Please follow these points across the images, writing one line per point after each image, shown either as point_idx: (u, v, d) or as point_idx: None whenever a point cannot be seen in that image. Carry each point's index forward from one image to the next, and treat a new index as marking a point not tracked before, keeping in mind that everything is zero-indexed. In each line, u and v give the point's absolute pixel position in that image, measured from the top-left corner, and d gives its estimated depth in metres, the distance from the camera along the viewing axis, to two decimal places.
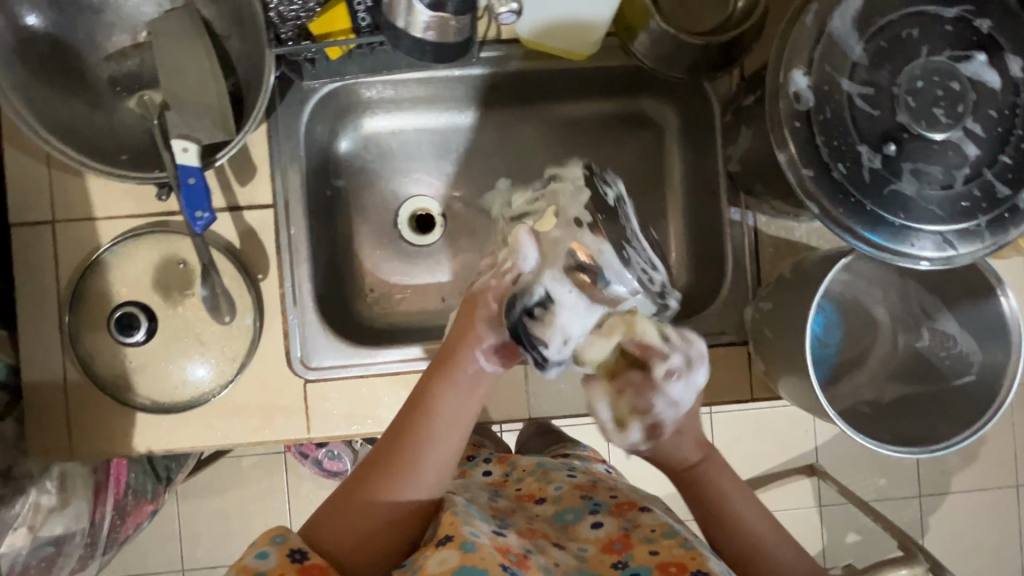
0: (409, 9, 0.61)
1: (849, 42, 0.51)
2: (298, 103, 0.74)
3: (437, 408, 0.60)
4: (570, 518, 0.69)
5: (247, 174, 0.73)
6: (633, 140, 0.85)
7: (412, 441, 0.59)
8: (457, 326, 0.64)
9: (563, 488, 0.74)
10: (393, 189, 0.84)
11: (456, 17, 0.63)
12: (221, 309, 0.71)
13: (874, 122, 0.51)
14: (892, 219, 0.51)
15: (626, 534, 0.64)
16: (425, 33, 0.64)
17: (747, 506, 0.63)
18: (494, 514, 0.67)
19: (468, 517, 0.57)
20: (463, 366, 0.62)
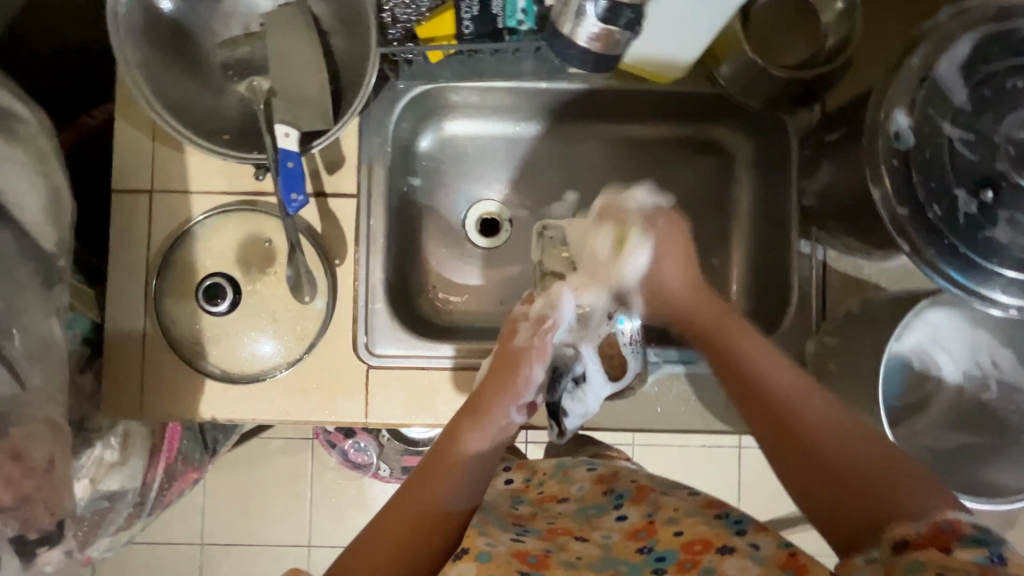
0: (578, 17, 0.59)
1: (953, 88, 0.53)
2: (391, 102, 0.77)
3: (467, 443, 0.66)
4: (593, 512, 0.69)
5: (336, 164, 0.76)
6: (703, 166, 0.87)
7: (445, 466, 0.64)
8: (494, 373, 0.70)
9: (585, 487, 0.73)
10: (464, 191, 0.87)
11: (623, 31, 0.60)
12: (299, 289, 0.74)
13: (971, 168, 0.52)
14: (983, 264, 0.51)
15: (650, 521, 0.64)
16: (590, 42, 0.61)
17: (777, 374, 0.63)
18: (513, 522, 0.67)
19: (485, 529, 0.61)
20: (494, 410, 0.68)
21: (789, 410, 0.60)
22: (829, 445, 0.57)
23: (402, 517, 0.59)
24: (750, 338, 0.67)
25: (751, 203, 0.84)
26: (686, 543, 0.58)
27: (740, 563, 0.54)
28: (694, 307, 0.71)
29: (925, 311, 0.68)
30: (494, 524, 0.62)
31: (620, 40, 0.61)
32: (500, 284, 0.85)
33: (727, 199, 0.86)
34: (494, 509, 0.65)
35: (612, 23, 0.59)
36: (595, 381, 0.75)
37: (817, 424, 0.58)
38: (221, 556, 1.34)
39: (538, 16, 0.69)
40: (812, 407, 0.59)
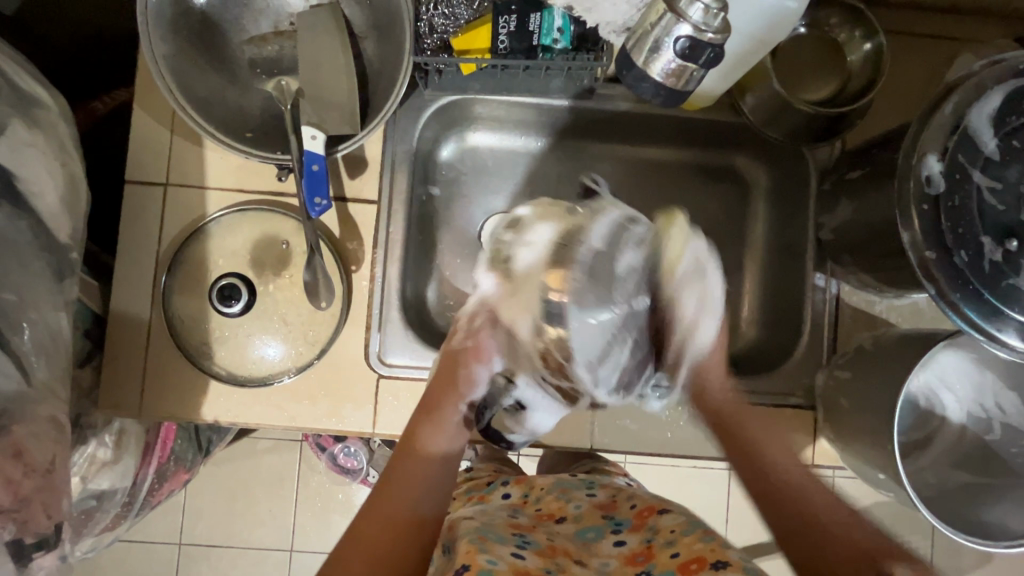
0: (656, 49, 0.58)
1: (983, 136, 0.54)
2: (416, 110, 0.77)
3: (427, 443, 0.66)
4: (591, 535, 0.67)
5: (358, 169, 0.75)
6: (720, 194, 0.87)
7: (405, 479, 0.63)
8: (437, 380, 0.71)
9: (583, 506, 0.72)
10: (480, 202, 0.86)
11: (700, 69, 0.59)
12: (312, 294, 0.72)
13: (998, 217, 0.53)
14: (1005, 311, 0.52)
15: (648, 546, 0.63)
16: (663, 76, 0.60)
17: (779, 457, 0.66)
18: (513, 532, 0.65)
19: (484, 545, 0.59)
20: (445, 409, 0.69)
21: (777, 476, 0.64)
22: (819, 512, 0.59)
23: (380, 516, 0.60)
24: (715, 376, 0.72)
25: (766, 232, 0.85)
26: (684, 566, 0.57)
27: None
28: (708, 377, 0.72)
29: (941, 352, 0.71)
30: (494, 539, 0.60)
31: (694, 76, 0.60)
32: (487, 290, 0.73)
33: (742, 226, 0.87)
34: (490, 530, 0.63)
35: (690, 60, 0.58)
36: (537, 409, 0.75)
37: (829, 510, 0.60)
38: (199, 558, 1.30)
39: (575, 36, 0.69)
40: (797, 476, 0.64)
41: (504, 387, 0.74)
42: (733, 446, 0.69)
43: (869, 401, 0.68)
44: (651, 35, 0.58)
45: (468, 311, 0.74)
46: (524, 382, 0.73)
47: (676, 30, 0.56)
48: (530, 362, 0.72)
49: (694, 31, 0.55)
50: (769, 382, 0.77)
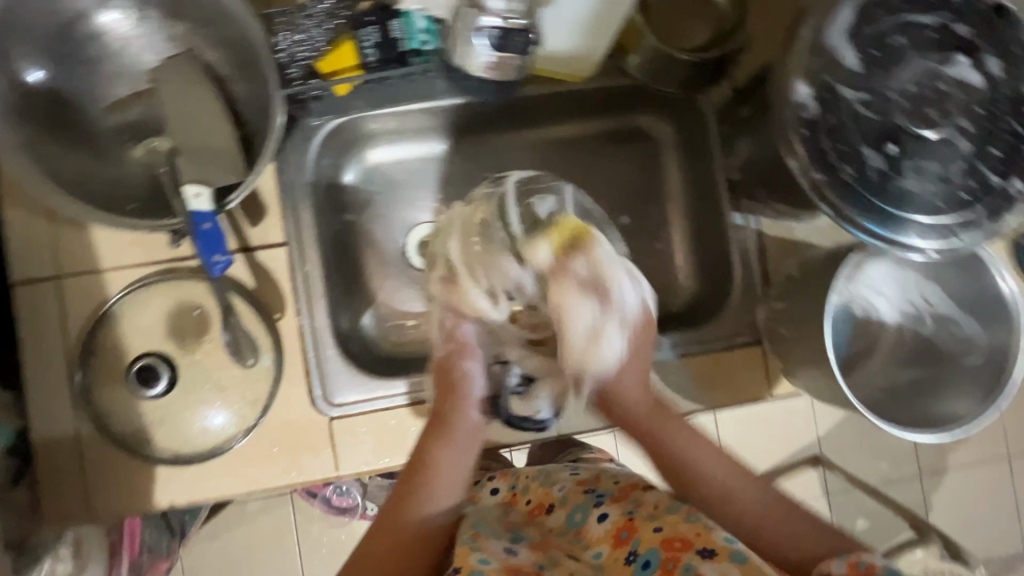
0: (471, 45, 0.62)
1: (842, 52, 0.55)
2: (303, 141, 0.74)
3: (434, 460, 0.66)
4: (579, 518, 0.66)
5: (258, 215, 0.72)
6: (633, 155, 0.88)
7: (412, 497, 0.64)
8: (443, 391, 0.70)
9: (568, 486, 0.70)
10: (397, 218, 0.85)
11: (518, 57, 0.63)
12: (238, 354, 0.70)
13: (873, 125, 0.55)
14: (898, 214, 0.54)
15: (631, 519, 0.62)
16: (486, 70, 0.64)
17: (709, 461, 0.66)
18: (508, 529, 0.65)
19: (476, 541, 0.59)
20: (454, 422, 0.68)
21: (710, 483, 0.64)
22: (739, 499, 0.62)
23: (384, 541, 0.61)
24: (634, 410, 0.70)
25: (682, 185, 0.86)
26: (666, 542, 0.57)
27: (720, 567, 0.53)
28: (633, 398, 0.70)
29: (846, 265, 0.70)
30: (487, 534, 0.61)
31: (516, 65, 0.65)
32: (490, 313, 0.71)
33: (659, 183, 0.87)
34: (481, 521, 0.64)
35: (504, 50, 0.63)
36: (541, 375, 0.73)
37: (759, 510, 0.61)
38: None
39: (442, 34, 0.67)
40: (721, 471, 0.65)
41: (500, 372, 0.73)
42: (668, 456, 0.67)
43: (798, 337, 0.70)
44: (465, 32, 0.61)
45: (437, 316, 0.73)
46: (518, 359, 0.73)
47: (490, 21, 0.61)
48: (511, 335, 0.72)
49: (501, 22, 0.61)
50: (715, 328, 0.78)
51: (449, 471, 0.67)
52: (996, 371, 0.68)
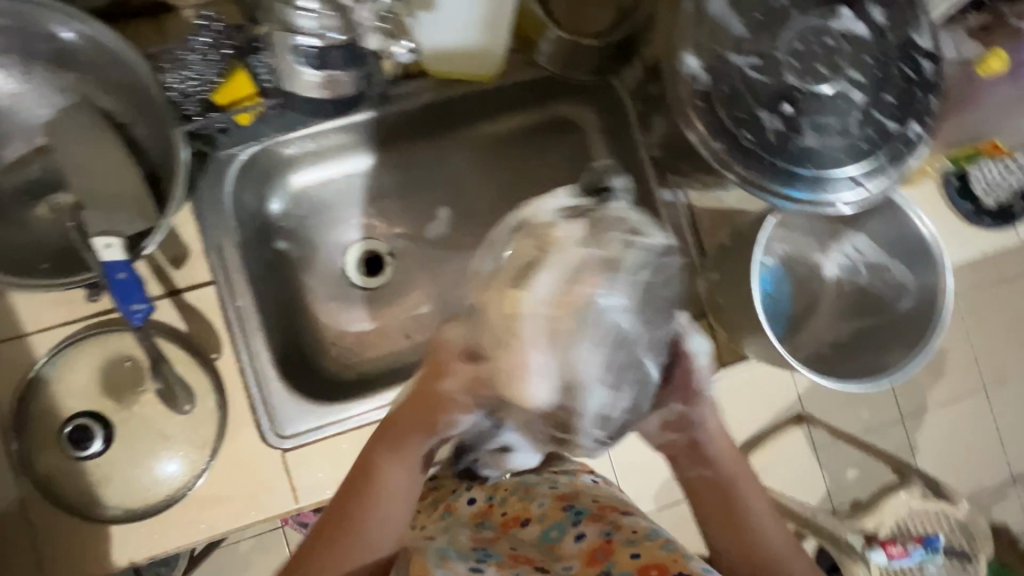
0: (294, 70, 0.63)
1: (727, 19, 0.55)
2: (219, 175, 0.72)
3: (382, 478, 0.61)
4: (554, 535, 0.65)
5: (180, 256, 0.71)
6: (564, 144, 0.87)
7: (354, 516, 0.59)
8: (410, 404, 0.64)
9: (547, 502, 0.68)
10: (330, 241, 0.86)
11: (345, 73, 0.65)
12: (178, 400, 0.68)
13: (766, 88, 0.55)
14: (804, 171, 0.55)
15: (607, 541, 0.61)
16: (319, 91, 0.66)
17: (774, 531, 0.61)
18: (475, 547, 0.63)
19: (439, 560, 0.57)
20: (413, 439, 0.63)
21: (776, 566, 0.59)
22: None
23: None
24: (719, 494, 0.63)
25: (612, 169, 0.86)
26: (642, 568, 0.57)
27: None
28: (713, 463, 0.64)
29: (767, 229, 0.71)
30: (453, 558, 0.58)
31: (344, 80, 0.66)
32: (540, 357, 0.56)
33: (588, 170, 0.87)
34: (448, 546, 0.61)
35: (326, 68, 0.64)
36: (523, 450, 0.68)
37: None
38: None
39: None
40: (775, 536, 0.61)
41: (490, 431, 0.65)
42: (737, 527, 0.61)
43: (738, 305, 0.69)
44: (286, 53, 0.62)
45: (459, 357, 0.62)
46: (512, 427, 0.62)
47: (308, 39, 0.61)
48: (524, 410, 0.59)
49: (316, 41, 0.61)
50: None
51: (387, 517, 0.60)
52: (928, 316, 0.70)
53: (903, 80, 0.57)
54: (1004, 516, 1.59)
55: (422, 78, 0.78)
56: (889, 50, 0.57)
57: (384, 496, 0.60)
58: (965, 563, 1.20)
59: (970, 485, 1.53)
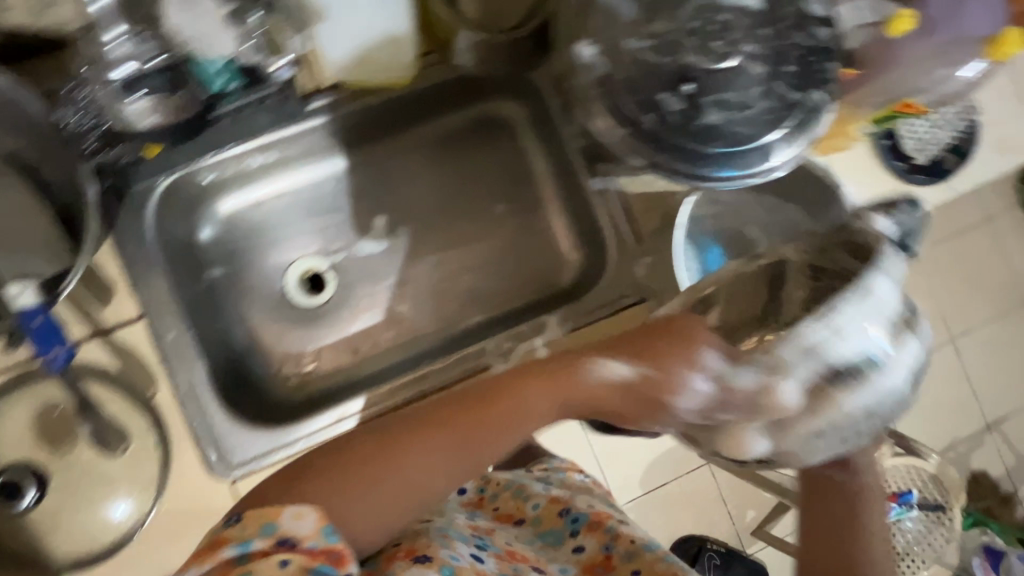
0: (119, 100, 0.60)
1: (618, 3, 0.55)
2: (138, 208, 0.70)
3: (529, 404, 0.50)
4: (550, 539, 0.76)
5: (105, 295, 0.69)
6: (492, 143, 0.89)
7: (518, 404, 0.50)
8: (662, 334, 0.49)
9: (542, 506, 0.80)
10: (269, 263, 0.85)
11: (174, 95, 0.63)
12: (112, 442, 0.67)
13: (665, 69, 0.55)
14: (710, 149, 0.55)
15: (607, 557, 0.73)
16: (153, 119, 0.63)
17: (879, 552, 0.58)
18: (473, 533, 0.69)
19: (443, 540, 0.61)
20: (605, 379, 0.49)
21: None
22: None
23: (436, 443, 0.48)
24: (848, 504, 0.58)
25: (545, 163, 0.88)
26: None
27: None
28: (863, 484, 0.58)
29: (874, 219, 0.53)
30: (454, 537, 0.63)
31: (175, 103, 0.63)
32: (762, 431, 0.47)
33: (524, 166, 0.90)
34: (450, 526, 0.66)
35: (150, 93, 0.61)
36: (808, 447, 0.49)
37: None
38: None
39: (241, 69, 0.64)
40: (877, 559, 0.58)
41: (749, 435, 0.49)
42: (841, 536, 0.58)
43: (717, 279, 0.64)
44: (102, 86, 0.60)
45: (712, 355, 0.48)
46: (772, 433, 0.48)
47: (121, 68, 0.59)
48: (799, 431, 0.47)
49: (132, 65, 0.60)
50: (601, 295, 0.78)
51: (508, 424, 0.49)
52: None
53: (801, 49, 0.57)
54: (982, 463, 1.61)
55: (340, 88, 0.76)
56: (783, 21, 0.57)
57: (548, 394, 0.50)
58: (940, 516, 1.19)
59: (945, 434, 1.57)
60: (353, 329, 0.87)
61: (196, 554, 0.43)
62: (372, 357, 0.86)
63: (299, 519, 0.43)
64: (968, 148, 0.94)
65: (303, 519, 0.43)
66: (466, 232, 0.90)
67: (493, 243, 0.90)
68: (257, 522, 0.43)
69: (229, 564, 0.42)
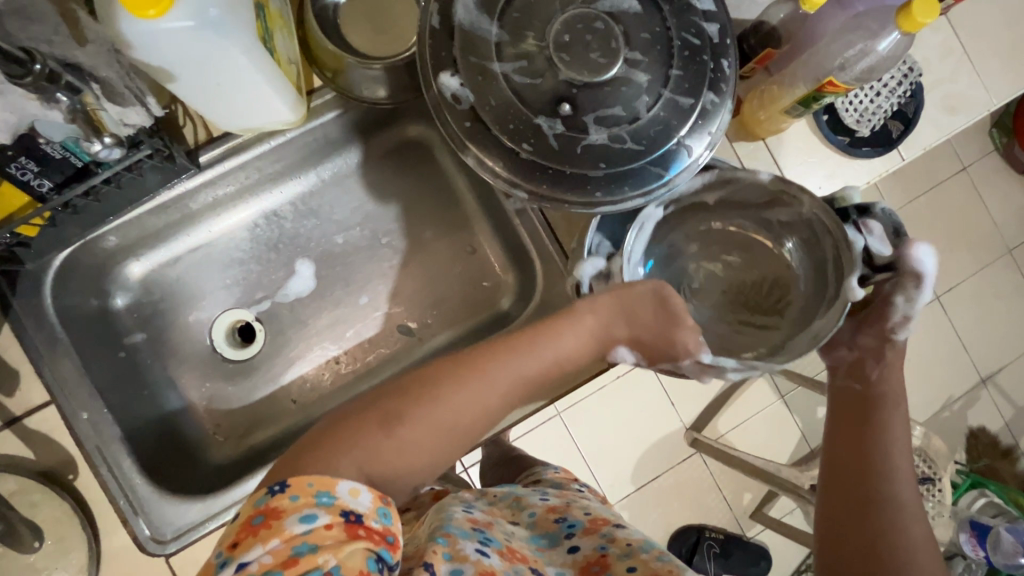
0: None
1: (483, 27, 0.52)
2: (34, 289, 0.67)
3: (569, 339, 0.57)
4: (544, 542, 0.64)
5: (10, 383, 0.66)
6: (413, 167, 0.86)
7: (558, 333, 0.57)
8: (652, 313, 0.59)
9: (537, 512, 0.68)
10: (193, 321, 0.82)
11: None
12: (27, 536, 0.65)
13: (539, 91, 0.51)
14: (596, 172, 0.52)
15: (603, 553, 0.60)
16: None
17: (900, 456, 0.62)
18: (473, 527, 0.58)
19: (448, 535, 0.54)
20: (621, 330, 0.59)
21: (888, 481, 0.59)
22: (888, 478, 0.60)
23: (490, 372, 0.52)
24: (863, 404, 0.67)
25: (466, 183, 0.85)
26: None
27: None
28: (886, 377, 0.68)
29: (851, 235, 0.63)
30: (457, 534, 0.54)
31: None
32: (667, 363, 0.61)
33: (446, 187, 0.86)
34: (451, 522, 0.56)
35: None
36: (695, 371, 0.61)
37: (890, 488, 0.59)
38: None
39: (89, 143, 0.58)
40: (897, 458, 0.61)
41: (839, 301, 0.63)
42: (861, 430, 0.65)
43: (733, 184, 0.67)
44: None
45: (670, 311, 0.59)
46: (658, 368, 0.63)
47: None
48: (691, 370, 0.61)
49: None
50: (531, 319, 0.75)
51: (539, 367, 0.55)
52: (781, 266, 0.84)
53: (686, 49, 0.53)
54: (981, 420, 1.49)
55: (232, 133, 0.70)
56: (666, 21, 0.53)
57: (576, 333, 0.58)
58: (930, 488, 1.15)
59: (940, 396, 1.46)
60: (287, 378, 0.83)
61: (244, 532, 0.38)
62: (311, 404, 0.83)
63: (355, 496, 0.41)
64: (912, 113, 0.85)
65: (361, 496, 0.41)
66: (393, 263, 0.86)
67: (424, 270, 0.86)
68: (311, 491, 0.40)
69: (289, 553, 0.37)
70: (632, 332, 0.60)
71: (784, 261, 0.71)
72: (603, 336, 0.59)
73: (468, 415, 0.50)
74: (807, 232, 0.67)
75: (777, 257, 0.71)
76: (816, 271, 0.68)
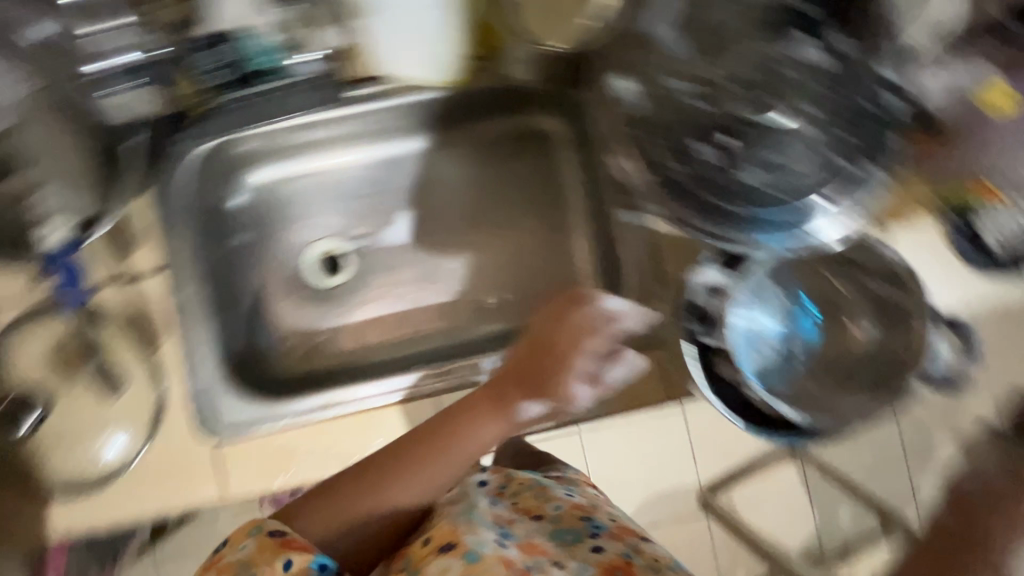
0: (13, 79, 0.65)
1: (671, 44, 0.61)
2: (179, 165, 0.76)
3: (476, 430, 0.62)
4: (568, 539, 0.62)
5: (132, 243, 0.74)
6: (531, 156, 0.88)
7: (465, 421, 0.63)
8: (525, 373, 0.64)
9: (564, 506, 0.66)
10: (292, 239, 0.87)
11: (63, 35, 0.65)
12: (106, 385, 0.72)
13: (705, 113, 0.59)
14: (726, 202, 0.58)
15: (628, 562, 0.59)
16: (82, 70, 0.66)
17: None
18: (495, 521, 0.59)
19: (471, 522, 0.56)
20: (509, 399, 0.63)
21: None
22: None
23: (426, 460, 0.61)
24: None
25: (578, 187, 0.86)
26: None
27: None
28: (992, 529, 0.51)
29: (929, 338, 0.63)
30: (479, 522, 0.56)
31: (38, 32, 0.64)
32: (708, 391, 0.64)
33: (557, 186, 0.88)
34: (476, 510, 0.58)
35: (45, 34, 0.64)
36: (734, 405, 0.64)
37: None
38: None
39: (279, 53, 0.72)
40: None
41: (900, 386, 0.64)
42: None
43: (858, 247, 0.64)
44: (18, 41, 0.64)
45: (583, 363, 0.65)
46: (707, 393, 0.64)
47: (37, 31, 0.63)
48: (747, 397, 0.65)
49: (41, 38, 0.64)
50: None
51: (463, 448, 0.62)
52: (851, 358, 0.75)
53: (856, 113, 0.54)
54: None
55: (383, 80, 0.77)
56: (850, 80, 0.54)
57: (500, 421, 0.63)
58: None
59: None
60: (358, 318, 0.87)
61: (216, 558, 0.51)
62: (374, 349, 0.85)
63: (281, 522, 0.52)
64: None
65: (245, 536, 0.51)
66: (484, 241, 0.88)
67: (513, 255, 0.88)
68: (247, 529, 0.51)
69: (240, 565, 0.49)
70: (523, 391, 0.64)
71: (856, 337, 0.69)
72: (496, 420, 0.63)
73: (387, 498, 0.60)
74: (894, 313, 0.65)
75: (852, 337, 0.70)
76: (883, 351, 0.66)
